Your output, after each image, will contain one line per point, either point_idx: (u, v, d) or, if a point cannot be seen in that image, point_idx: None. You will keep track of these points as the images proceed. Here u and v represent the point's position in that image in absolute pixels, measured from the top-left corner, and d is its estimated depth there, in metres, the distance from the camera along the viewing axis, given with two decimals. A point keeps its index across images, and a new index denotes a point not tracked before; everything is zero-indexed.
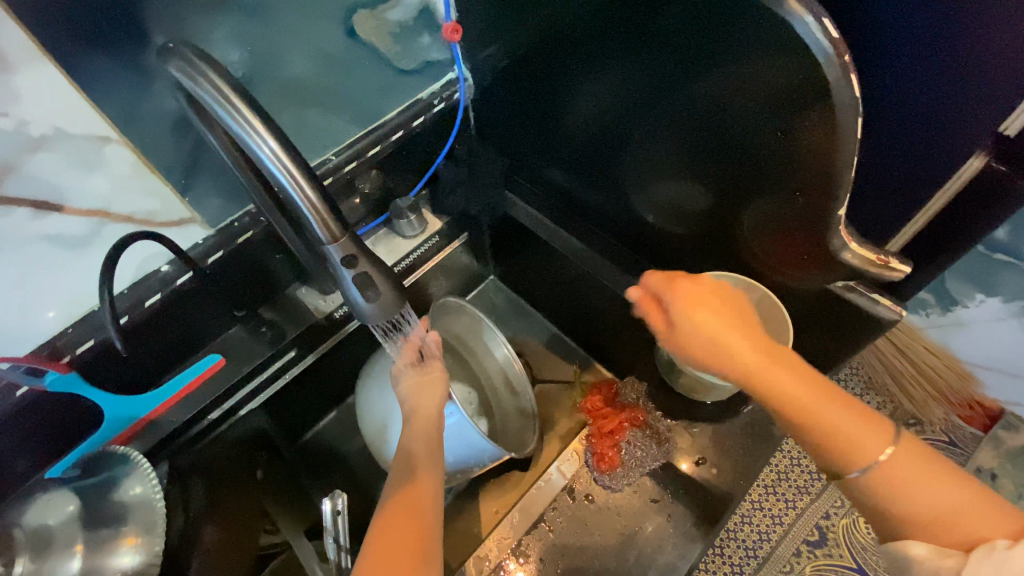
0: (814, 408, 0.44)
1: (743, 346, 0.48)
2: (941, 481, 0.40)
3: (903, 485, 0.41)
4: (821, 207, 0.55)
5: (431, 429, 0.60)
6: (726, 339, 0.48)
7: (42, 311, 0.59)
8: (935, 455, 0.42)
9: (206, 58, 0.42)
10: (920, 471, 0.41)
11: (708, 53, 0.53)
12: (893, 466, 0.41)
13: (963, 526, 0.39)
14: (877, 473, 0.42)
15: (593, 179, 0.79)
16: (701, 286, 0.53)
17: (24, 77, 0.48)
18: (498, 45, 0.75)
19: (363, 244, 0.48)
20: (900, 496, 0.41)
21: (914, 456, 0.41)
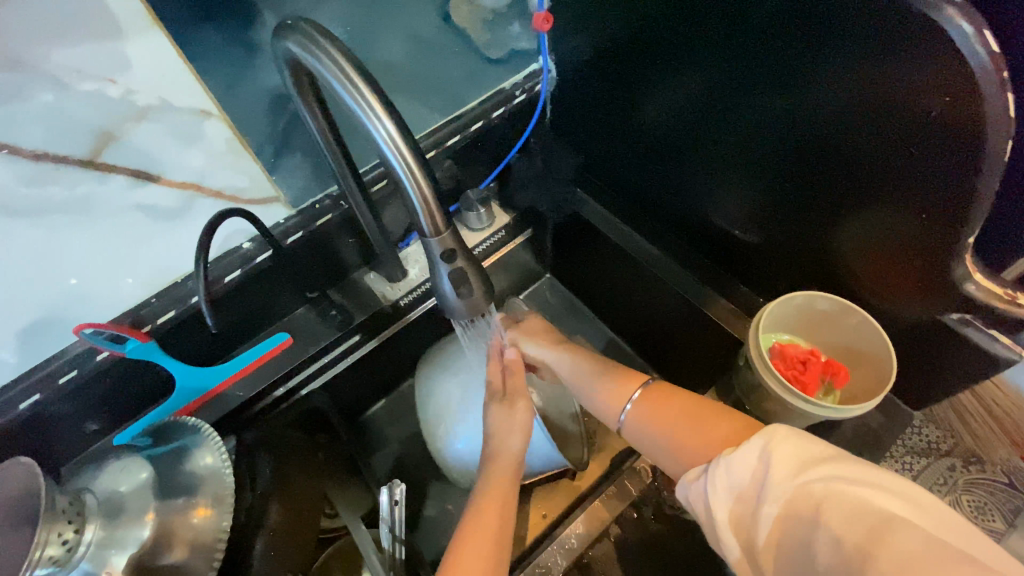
0: (600, 376, 0.63)
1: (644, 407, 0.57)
2: (695, 410, 0.53)
3: (665, 419, 0.54)
4: (938, 226, 0.53)
5: (512, 471, 0.61)
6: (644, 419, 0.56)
7: (123, 277, 0.59)
8: (689, 394, 0.56)
9: (328, 37, 0.42)
10: (662, 404, 0.55)
11: (825, 57, 0.51)
12: (649, 410, 0.56)
13: (708, 448, 0.49)
14: (637, 415, 0.57)
15: (672, 184, 0.77)
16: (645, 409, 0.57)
17: (135, 45, 0.48)
18: (589, 37, 0.73)
19: (463, 240, 0.47)
20: (667, 435, 0.53)
21: (659, 397, 0.56)
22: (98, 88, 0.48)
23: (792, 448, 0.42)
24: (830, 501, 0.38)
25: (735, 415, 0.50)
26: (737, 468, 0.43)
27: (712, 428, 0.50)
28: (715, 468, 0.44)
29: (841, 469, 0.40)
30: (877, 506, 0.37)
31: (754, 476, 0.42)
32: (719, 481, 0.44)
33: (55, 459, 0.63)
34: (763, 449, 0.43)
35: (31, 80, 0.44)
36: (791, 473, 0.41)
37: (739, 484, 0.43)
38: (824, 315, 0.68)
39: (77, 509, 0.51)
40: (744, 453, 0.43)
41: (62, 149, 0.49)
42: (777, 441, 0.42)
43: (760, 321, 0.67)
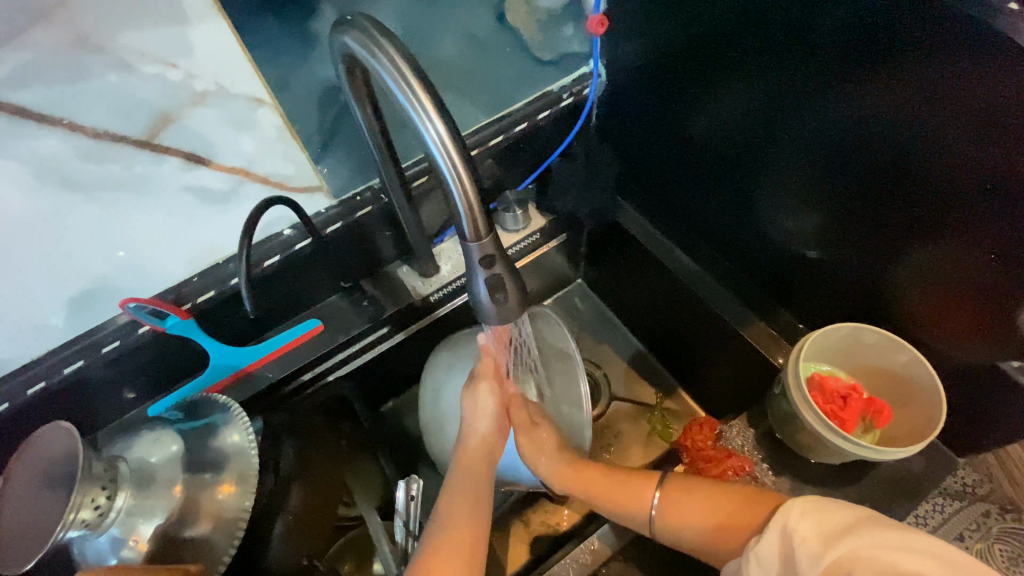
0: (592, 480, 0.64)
1: (686, 505, 0.57)
2: (711, 498, 0.56)
3: (689, 516, 0.56)
4: (1007, 256, 0.50)
5: (484, 451, 0.63)
6: (693, 515, 0.56)
7: (169, 255, 0.60)
8: (702, 482, 0.59)
9: (385, 32, 0.42)
10: (681, 497, 0.58)
11: (895, 82, 0.49)
12: (670, 507, 0.58)
13: (737, 534, 0.53)
14: (663, 515, 0.58)
15: (718, 200, 0.75)
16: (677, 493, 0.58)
17: (197, 30, 0.49)
18: (643, 42, 0.72)
19: (503, 247, 0.46)
20: (694, 529, 0.56)
21: (674, 492, 0.59)
22: (159, 72, 0.49)
23: (812, 524, 0.46)
24: (858, 567, 0.42)
25: (758, 497, 0.54)
26: (767, 558, 0.47)
27: (731, 510, 0.54)
28: (746, 565, 0.48)
29: (862, 535, 0.43)
30: (904, 569, 0.41)
31: (785, 560, 0.46)
32: (758, 572, 0.47)
33: (92, 422, 0.66)
34: (784, 532, 0.47)
35: (98, 60, 0.46)
36: (814, 551, 0.44)
37: (774, 571, 0.46)
38: (870, 350, 0.66)
39: (110, 476, 0.53)
40: (767, 538, 0.47)
41: (122, 128, 0.50)
42: (795, 520, 0.47)
43: (802, 348, 0.66)
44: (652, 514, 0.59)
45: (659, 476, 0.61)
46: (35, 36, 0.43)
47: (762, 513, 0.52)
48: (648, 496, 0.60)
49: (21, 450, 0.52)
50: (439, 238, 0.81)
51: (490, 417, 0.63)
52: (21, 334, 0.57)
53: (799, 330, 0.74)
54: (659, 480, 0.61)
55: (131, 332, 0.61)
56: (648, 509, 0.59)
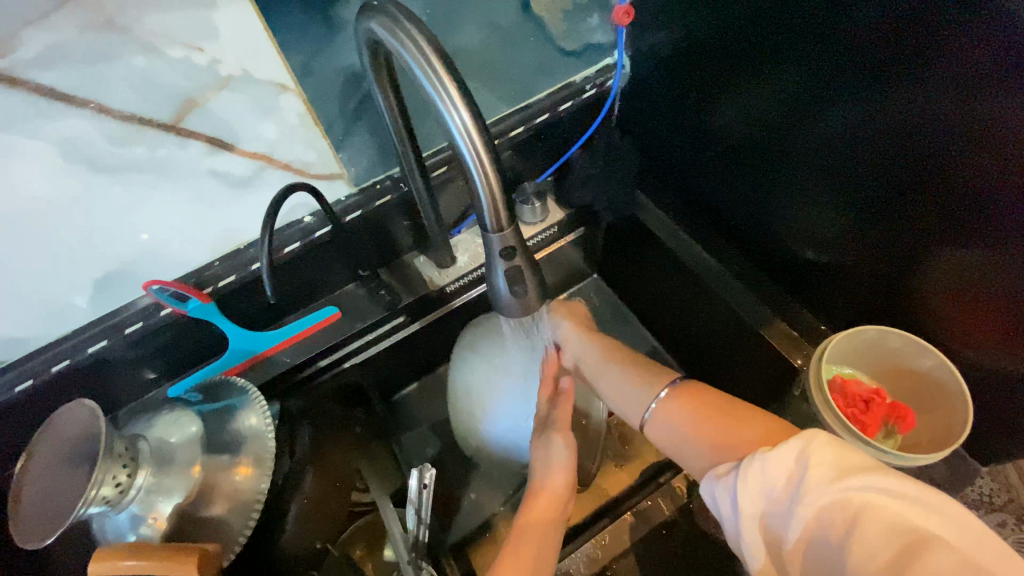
0: (628, 371, 0.61)
1: (699, 414, 0.52)
2: (718, 406, 0.51)
3: (685, 418, 0.52)
4: None
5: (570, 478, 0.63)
6: (721, 421, 0.49)
7: (189, 239, 0.61)
8: (716, 391, 0.54)
9: (412, 18, 0.41)
10: (694, 401, 0.53)
11: (933, 76, 0.47)
12: (673, 406, 0.54)
13: (727, 446, 0.47)
14: (665, 411, 0.54)
15: (744, 198, 0.73)
16: (695, 401, 0.53)
17: (223, 14, 0.49)
18: (669, 33, 0.70)
19: (524, 239, 0.45)
20: (690, 431, 0.51)
21: (686, 395, 0.54)
22: (186, 55, 0.49)
23: (832, 455, 0.40)
24: (869, 513, 0.37)
25: (763, 417, 0.48)
26: (773, 472, 0.41)
27: (731, 424, 0.49)
28: (746, 472, 0.42)
29: (881, 479, 0.38)
30: (916, 523, 0.36)
31: (788, 482, 0.41)
32: (752, 486, 0.42)
33: (113, 401, 0.67)
34: (801, 454, 0.41)
35: (127, 42, 0.46)
36: (828, 479, 0.39)
37: (772, 489, 0.41)
38: (895, 351, 0.64)
39: (131, 454, 0.54)
40: (780, 453, 0.41)
41: (147, 111, 0.50)
42: (816, 447, 0.40)
43: (826, 349, 0.65)
44: (649, 413, 0.56)
45: (676, 377, 0.57)
46: (63, 16, 0.43)
47: (777, 436, 0.46)
48: (659, 391, 0.56)
49: (44, 427, 0.53)
50: (457, 229, 0.81)
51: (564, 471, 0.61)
52: (45, 313, 0.58)
53: (821, 330, 0.72)
54: (675, 381, 0.56)
55: (152, 314, 0.63)
56: (651, 402, 0.56)
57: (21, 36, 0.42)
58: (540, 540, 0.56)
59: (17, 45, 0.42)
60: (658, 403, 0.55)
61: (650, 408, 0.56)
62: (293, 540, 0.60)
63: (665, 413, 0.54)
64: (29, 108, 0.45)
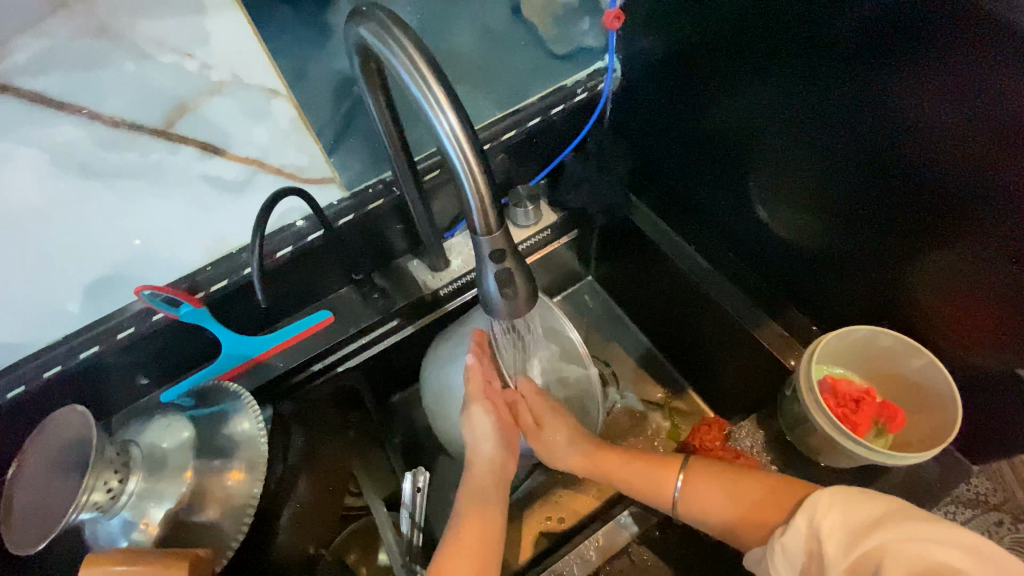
0: (618, 470, 0.66)
1: (719, 492, 0.59)
2: (732, 487, 0.59)
3: (710, 499, 0.59)
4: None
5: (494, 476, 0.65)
6: (743, 497, 0.57)
7: (181, 244, 0.61)
8: (720, 466, 0.62)
9: (400, 23, 0.41)
10: (707, 481, 0.61)
11: (920, 79, 0.47)
12: (694, 488, 0.61)
13: (754, 524, 0.55)
14: (688, 493, 0.61)
15: (736, 201, 0.74)
16: (711, 479, 0.61)
17: (214, 21, 0.49)
18: (659, 37, 0.71)
19: (514, 242, 0.46)
20: (716, 510, 0.59)
21: (698, 475, 0.61)
22: (177, 61, 0.49)
23: (839, 518, 0.47)
24: (888, 556, 0.43)
25: (772, 491, 0.56)
26: (795, 546, 0.49)
27: (750, 494, 0.57)
28: (774, 549, 0.50)
29: (890, 527, 0.44)
30: (933, 559, 0.42)
31: (813, 550, 0.48)
32: (783, 558, 0.50)
33: (106, 406, 0.67)
34: (813, 521, 0.49)
35: (117, 49, 0.46)
36: (845, 543, 0.46)
37: (800, 554, 0.49)
38: (884, 351, 0.65)
39: (123, 460, 0.53)
40: (795, 526, 0.50)
41: (139, 117, 0.50)
42: (823, 511, 0.48)
43: (817, 349, 0.65)
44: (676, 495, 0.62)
45: (682, 461, 0.64)
46: (53, 23, 0.43)
47: (785, 497, 0.55)
48: (674, 479, 0.63)
49: (34, 434, 0.53)
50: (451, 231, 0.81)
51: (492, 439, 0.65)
52: (36, 319, 0.58)
53: (812, 331, 0.73)
54: (683, 463, 0.64)
55: (145, 319, 0.62)
56: (672, 487, 0.62)
57: (11, 44, 0.42)
58: (483, 553, 0.57)
59: (7, 52, 0.42)
60: (679, 487, 0.62)
61: (675, 488, 0.62)
62: (286, 544, 0.60)
63: (689, 494, 0.61)
64: (19, 112, 0.45)
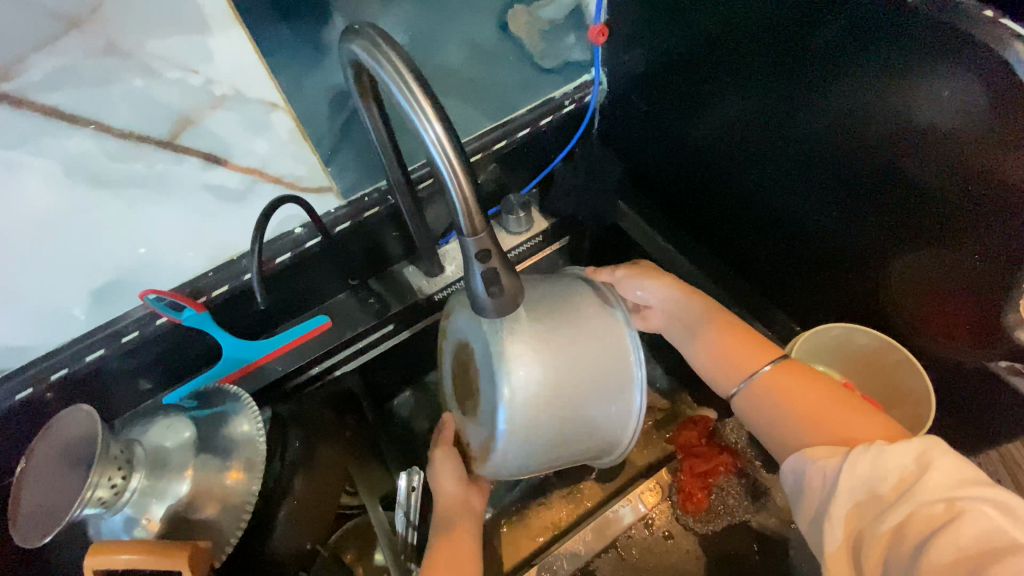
0: (728, 341, 0.59)
1: (818, 394, 0.51)
2: (824, 396, 0.50)
3: (791, 393, 0.52)
4: (1002, 257, 0.50)
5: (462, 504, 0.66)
6: (837, 408, 0.49)
7: (184, 251, 0.64)
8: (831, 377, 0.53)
9: (389, 39, 0.45)
10: (803, 381, 0.52)
11: (884, 85, 0.50)
12: (789, 377, 0.53)
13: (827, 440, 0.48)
14: (768, 378, 0.54)
15: (723, 206, 0.76)
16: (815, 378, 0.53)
17: (217, 39, 0.52)
18: (642, 51, 0.74)
19: (498, 243, 0.48)
20: (796, 406, 0.51)
21: (792, 371, 0.54)
22: (182, 77, 0.52)
23: (953, 463, 0.40)
24: (972, 515, 0.37)
25: (863, 412, 0.48)
26: (884, 465, 0.42)
27: (849, 413, 0.48)
28: (858, 454, 0.43)
29: (997, 494, 0.38)
30: (1019, 536, 0.36)
31: (896, 477, 0.41)
32: (856, 477, 0.43)
33: (111, 408, 0.70)
34: (922, 453, 0.41)
35: (126, 66, 0.49)
36: (941, 482, 0.39)
37: (877, 483, 0.42)
38: (864, 350, 0.68)
39: (127, 457, 0.55)
40: (901, 448, 0.42)
41: (146, 128, 0.53)
42: (940, 451, 0.41)
43: (796, 346, 0.68)
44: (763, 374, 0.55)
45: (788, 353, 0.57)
46: (67, 42, 0.46)
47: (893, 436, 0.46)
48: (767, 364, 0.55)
49: (42, 432, 0.55)
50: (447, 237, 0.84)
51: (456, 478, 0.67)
52: (44, 324, 0.61)
53: (795, 331, 0.75)
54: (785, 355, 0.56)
55: (149, 323, 0.66)
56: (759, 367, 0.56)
57: (27, 60, 0.45)
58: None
59: (24, 67, 0.46)
60: (764, 373, 0.55)
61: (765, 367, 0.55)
62: (283, 541, 0.62)
63: (780, 379, 0.53)
64: (34, 125, 0.48)
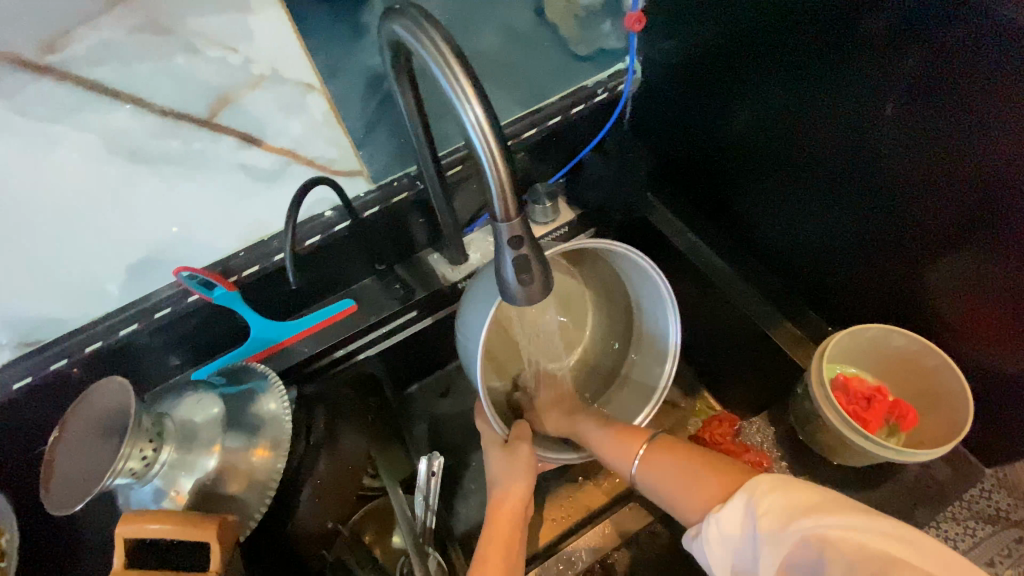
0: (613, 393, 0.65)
1: (671, 468, 0.54)
2: (687, 463, 0.54)
3: (664, 475, 0.55)
4: None
5: (516, 512, 0.61)
6: (695, 476, 0.52)
7: (215, 232, 0.65)
8: (690, 442, 0.56)
9: (430, 19, 0.44)
10: (665, 456, 0.56)
11: (935, 78, 0.48)
12: (651, 463, 0.57)
13: (703, 500, 0.50)
14: (641, 474, 0.57)
15: (759, 203, 0.74)
16: (672, 450, 0.56)
17: (256, 17, 0.52)
18: (681, 40, 0.73)
19: (533, 230, 0.47)
20: (665, 488, 0.54)
21: (658, 449, 0.57)
22: (221, 55, 0.52)
23: (777, 500, 0.43)
24: (821, 543, 0.39)
25: (717, 470, 0.51)
26: (729, 528, 0.45)
27: (705, 477, 0.51)
28: (711, 524, 0.46)
29: (828, 512, 0.40)
30: (867, 544, 0.38)
31: (743, 534, 0.44)
32: (719, 544, 0.46)
33: (142, 382, 0.71)
34: (749, 505, 0.44)
35: (169, 42, 0.50)
36: (777, 526, 0.42)
37: (735, 542, 0.45)
38: (901, 351, 0.66)
39: (157, 430, 0.56)
40: (732, 509, 0.45)
41: (184, 105, 0.54)
42: (760, 496, 0.44)
43: (829, 346, 0.67)
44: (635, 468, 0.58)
45: (652, 433, 0.60)
46: (113, 18, 0.47)
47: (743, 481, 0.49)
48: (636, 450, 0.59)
49: (76, 403, 0.56)
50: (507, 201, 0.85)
51: (524, 477, 0.62)
52: (81, 297, 0.62)
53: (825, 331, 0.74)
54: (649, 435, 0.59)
55: (181, 300, 0.67)
56: (631, 460, 0.59)
57: (72, 33, 0.46)
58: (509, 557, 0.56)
59: (69, 42, 0.46)
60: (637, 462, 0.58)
61: (633, 464, 0.58)
62: (306, 520, 0.63)
63: (644, 472, 0.57)
64: (77, 99, 0.49)
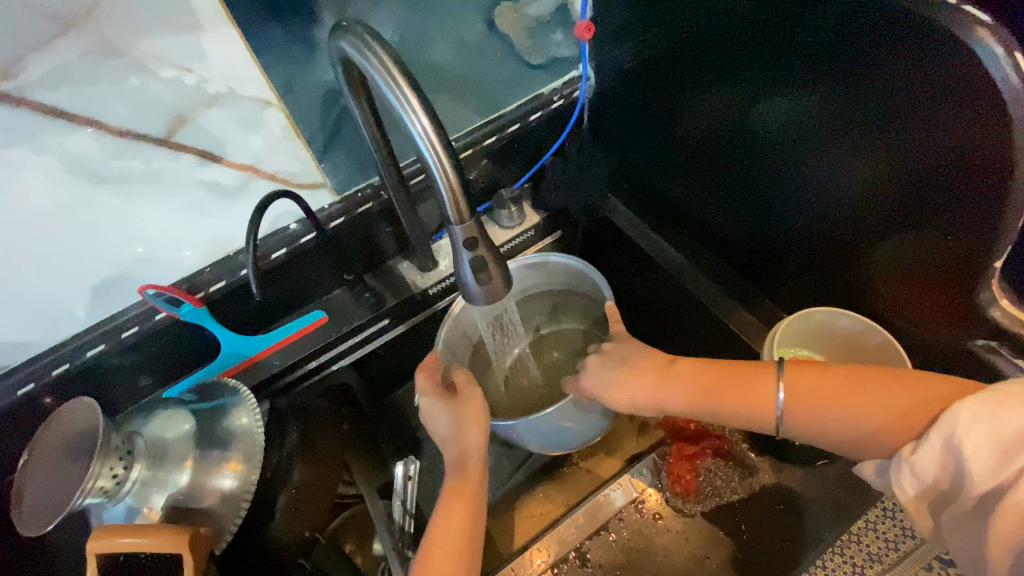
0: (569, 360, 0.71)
1: (833, 397, 0.52)
2: (849, 392, 0.52)
3: (818, 412, 0.53)
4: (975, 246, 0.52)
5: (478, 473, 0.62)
6: (865, 402, 0.51)
7: (181, 250, 0.66)
8: (829, 364, 0.54)
9: (374, 34, 0.46)
10: (816, 392, 0.53)
11: (853, 72, 0.52)
12: (800, 400, 0.54)
13: (881, 426, 0.50)
14: (790, 412, 0.55)
15: (714, 200, 0.78)
16: (822, 374, 0.53)
17: (209, 38, 0.54)
18: (628, 47, 0.76)
19: (486, 231, 0.49)
20: (833, 421, 0.52)
21: (798, 381, 0.54)
22: (176, 75, 0.54)
23: (983, 432, 0.43)
24: None
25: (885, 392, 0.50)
26: (926, 466, 0.46)
27: (872, 403, 0.50)
28: (909, 462, 0.47)
29: None
30: None
31: (943, 468, 0.46)
32: (912, 476, 0.47)
33: (112, 403, 0.71)
34: (950, 443, 0.45)
35: (123, 65, 0.51)
36: (991, 459, 0.43)
37: (934, 475, 0.46)
38: (848, 332, 0.69)
39: (127, 448, 0.57)
40: (932, 449, 0.46)
41: (142, 125, 0.55)
42: (965, 433, 0.44)
43: (781, 331, 0.70)
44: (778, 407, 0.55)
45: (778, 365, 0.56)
46: (65, 43, 0.48)
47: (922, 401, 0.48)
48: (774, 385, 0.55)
49: (43, 426, 0.56)
50: (483, 205, 0.88)
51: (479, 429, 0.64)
52: (46, 321, 0.62)
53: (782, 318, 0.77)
54: (779, 365, 0.56)
55: (147, 319, 0.67)
56: (773, 404, 0.55)
57: (24, 60, 0.47)
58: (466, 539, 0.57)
59: (23, 67, 0.47)
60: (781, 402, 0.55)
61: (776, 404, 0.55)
62: (281, 530, 0.63)
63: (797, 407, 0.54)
64: (33, 123, 0.50)
